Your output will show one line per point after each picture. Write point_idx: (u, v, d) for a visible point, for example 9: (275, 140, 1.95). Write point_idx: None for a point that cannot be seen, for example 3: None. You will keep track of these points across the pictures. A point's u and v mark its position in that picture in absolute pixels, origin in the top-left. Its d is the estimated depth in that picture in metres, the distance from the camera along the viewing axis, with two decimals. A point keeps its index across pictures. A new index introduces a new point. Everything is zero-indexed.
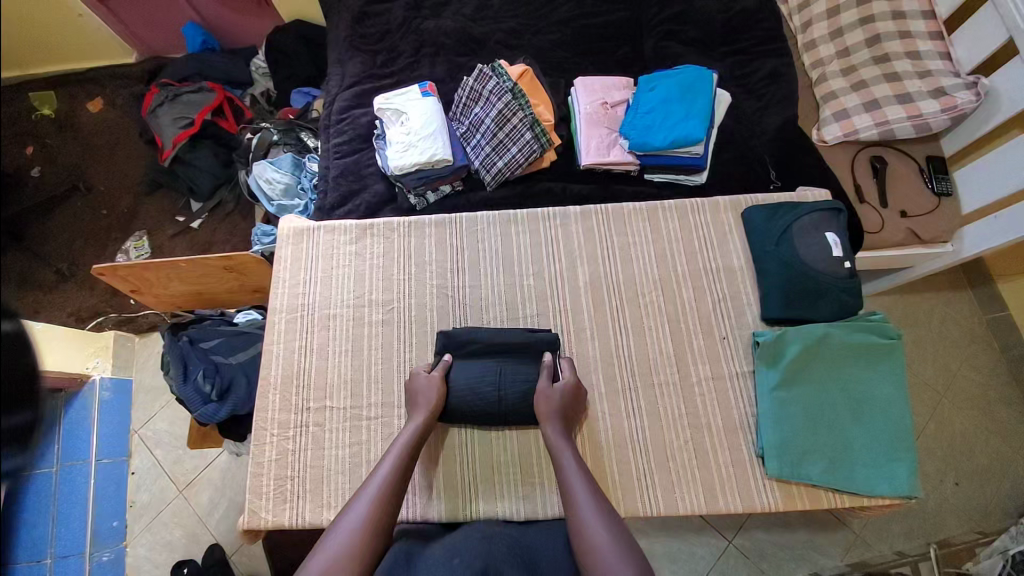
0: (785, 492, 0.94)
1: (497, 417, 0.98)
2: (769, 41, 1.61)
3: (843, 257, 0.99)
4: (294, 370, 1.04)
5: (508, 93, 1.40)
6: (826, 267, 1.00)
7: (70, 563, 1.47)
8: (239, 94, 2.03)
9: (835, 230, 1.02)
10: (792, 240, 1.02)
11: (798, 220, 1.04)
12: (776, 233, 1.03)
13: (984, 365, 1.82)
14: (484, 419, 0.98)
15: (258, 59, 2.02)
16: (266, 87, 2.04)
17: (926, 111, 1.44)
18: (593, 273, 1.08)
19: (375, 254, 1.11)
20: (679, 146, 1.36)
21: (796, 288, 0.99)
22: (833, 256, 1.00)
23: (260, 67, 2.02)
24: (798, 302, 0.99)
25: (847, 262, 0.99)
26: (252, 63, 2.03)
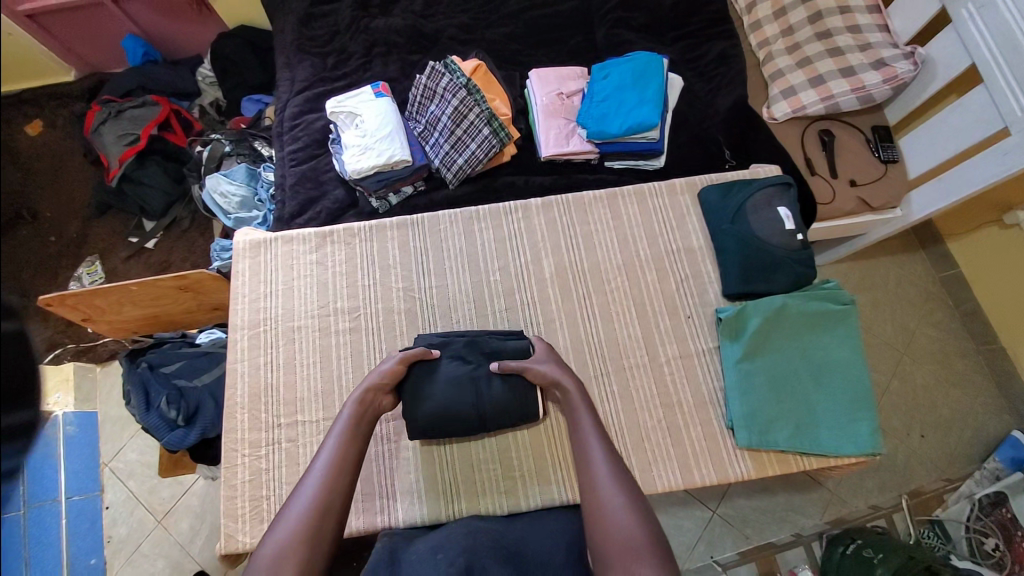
0: (757, 461, 0.97)
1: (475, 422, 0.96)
2: (716, 23, 1.64)
3: (796, 229, 1.03)
4: (261, 387, 1.01)
5: (463, 88, 1.39)
6: (781, 240, 1.03)
7: None
8: (186, 106, 1.96)
9: (787, 204, 1.05)
10: (747, 217, 1.05)
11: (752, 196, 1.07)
12: (732, 211, 1.06)
13: (939, 321, 1.93)
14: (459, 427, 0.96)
15: (204, 68, 1.95)
16: (214, 97, 1.97)
17: (868, 83, 1.49)
18: (559, 263, 1.09)
19: (338, 262, 1.09)
20: (636, 132, 1.37)
21: (754, 263, 1.02)
22: (786, 229, 1.04)
23: (207, 77, 1.94)
24: (757, 276, 1.02)
25: (800, 234, 1.03)
26: (197, 73, 1.96)
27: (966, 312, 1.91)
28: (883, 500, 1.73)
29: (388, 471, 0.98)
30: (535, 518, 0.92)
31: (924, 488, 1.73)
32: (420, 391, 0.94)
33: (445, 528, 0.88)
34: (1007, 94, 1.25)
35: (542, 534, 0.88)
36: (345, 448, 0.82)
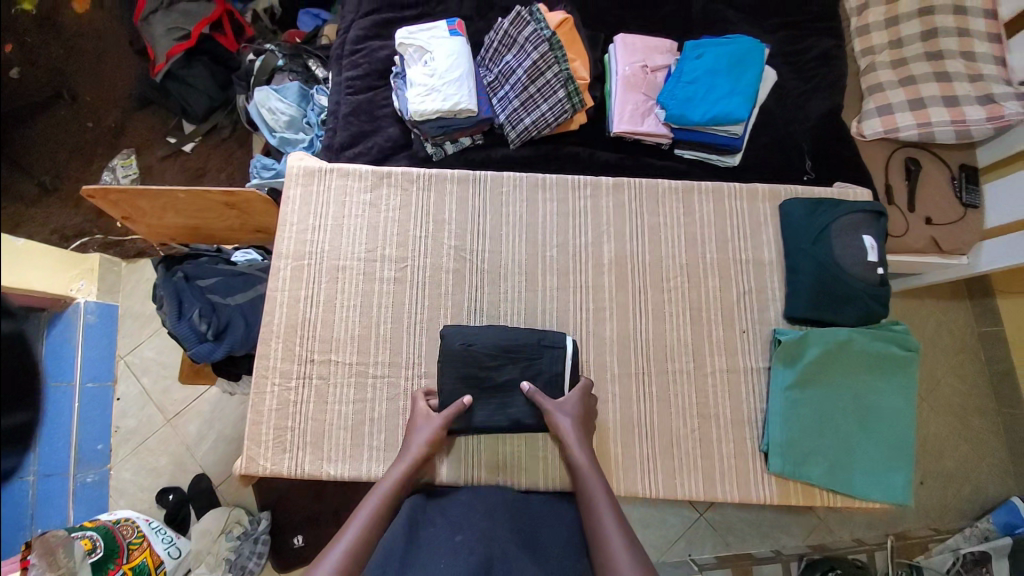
0: (781, 488, 0.95)
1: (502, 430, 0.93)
2: (825, 17, 1.49)
3: (877, 262, 0.96)
4: (298, 321, 0.99)
5: (546, 42, 1.27)
6: (861, 272, 0.96)
7: (52, 484, 1.44)
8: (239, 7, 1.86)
9: (875, 233, 0.98)
10: (830, 240, 0.97)
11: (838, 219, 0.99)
12: (814, 231, 0.99)
13: (967, 374, 1.91)
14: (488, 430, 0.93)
15: None
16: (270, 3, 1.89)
17: (971, 118, 1.38)
18: (618, 251, 1.03)
19: (390, 207, 1.03)
20: (719, 124, 1.29)
21: (825, 289, 0.97)
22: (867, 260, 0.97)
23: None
24: (827, 303, 0.97)
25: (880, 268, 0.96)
26: None
27: (996, 371, 1.89)
28: (868, 535, 1.82)
29: None
30: (554, 501, 0.92)
31: (909, 533, 1.80)
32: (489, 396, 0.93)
33: (461, 508, 0.89)
34: None
35: (559, 520, 0.90)
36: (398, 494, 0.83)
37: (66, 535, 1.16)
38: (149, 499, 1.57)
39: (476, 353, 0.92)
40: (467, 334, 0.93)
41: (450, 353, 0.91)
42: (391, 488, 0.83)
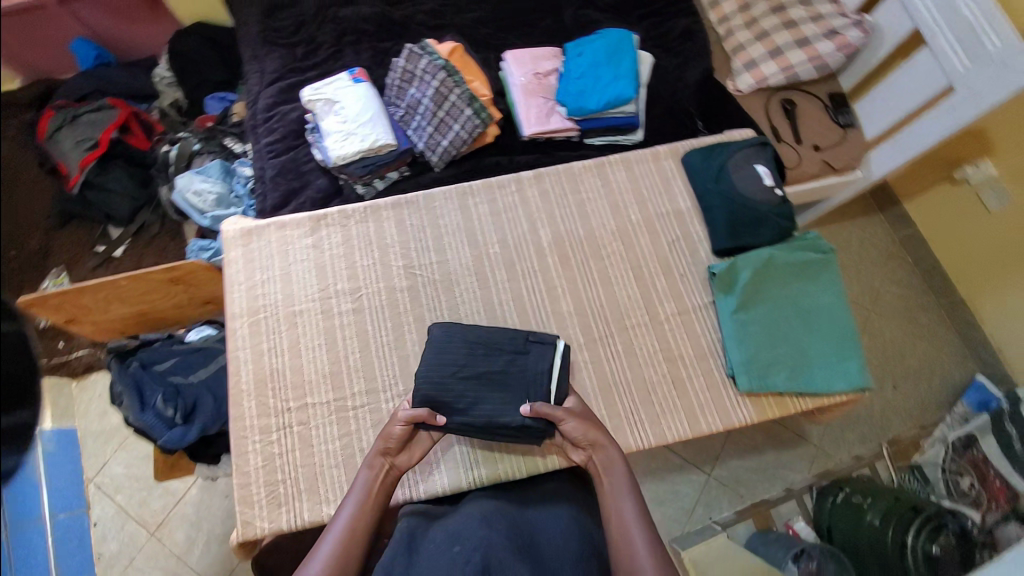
0: (757, 404, 1.02)
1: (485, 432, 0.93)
2: (677, 1, 1.71)
3: (774, 185, 1.09)
4: (266, 374, 1.00)
5: (443, 70, 1.38)
6: (761, 196, 1.09)
7: None
8: (145, 108, 1.89)
9: (764, 162, 1.11)
10: (730, 176, 1.10)
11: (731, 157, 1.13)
12: (714, 172, 1.11)
13: (902, 278, 2.08)
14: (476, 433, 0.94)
15: (162, 68, 1.89)
16: (175, 96, 1.89)
17: (823, 52, 1.59)
18: (554, 232, 1.11)
19: (333, 244, 1.07)
20: (614, 106, 1.42)
21: (739, 218, 1.09)
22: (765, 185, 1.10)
23: (165, 77, 1.88)
24: (743, 231, 1.09)
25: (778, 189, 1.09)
26: (155, 73, 1.88)
27: (925, 268, 2.07)
28: (864, 449, 1.91)
29: None
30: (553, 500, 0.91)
31: (901, 437, 1.91)
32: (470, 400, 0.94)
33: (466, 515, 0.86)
34: (949, 54, 1.37)
35: (558, 514, 0.86)
36: (362, 515, 0.80)
37: None
38: None
39: (455, 356, 0.95)
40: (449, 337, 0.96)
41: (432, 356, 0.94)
42: (358, 504, 0.81)
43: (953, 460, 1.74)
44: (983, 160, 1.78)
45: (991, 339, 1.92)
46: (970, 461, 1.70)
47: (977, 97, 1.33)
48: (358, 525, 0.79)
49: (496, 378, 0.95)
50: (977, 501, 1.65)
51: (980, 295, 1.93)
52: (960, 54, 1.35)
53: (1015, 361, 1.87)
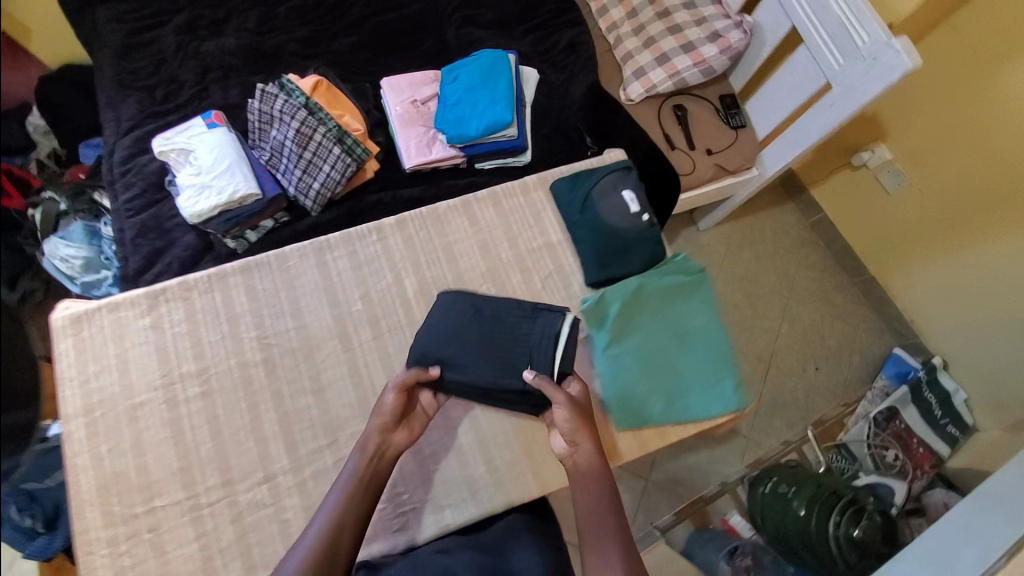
0: (637, 441, 0.99)
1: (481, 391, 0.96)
2: (561, 11, 1.66)
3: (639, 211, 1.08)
4: (110, 476, 0.92)
5: (302, 109, 1.30)
6: (627, 224, 1.08)
7: None
8: (19, 162, 1.75)
9: (630, 187, 1.11)
10: (594, 206, 1.08)
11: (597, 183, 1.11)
12: (579, 202, 1.09)
13: (817, 263, 2.10)
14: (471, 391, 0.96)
15: (35, 118, 1.76)
16: (53, 148, 1.80)
17: (707, 56, 1.56)
18: (420, 280, 1.05)
19: (175, 321, 0.99)
20: (493, 132, 1.37)
21: (607, 249, 1.06)
22: (631, 211, 1.09)
23: (39, 126, 1.76)
24: (611, 261, 1.05)
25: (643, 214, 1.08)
26: (28, 124, 1.76)
27: (836, 251, 2.08)
28: (792, 434, 1.88)
29: (269, 539, 0.89)
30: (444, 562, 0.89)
31: (826, 417, 1.90)
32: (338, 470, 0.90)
33: None
34: (823, 51, 1.33)
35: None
36: (350, 500, 0.78)
37: None
38: None
39: (455, 329, 0.98)
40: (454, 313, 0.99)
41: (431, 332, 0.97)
42: (339, 493, 0.79)
43: (875, 434, 1.77)
44: (877, 144, 1.78)
45: (904, 314, 1.94)
46: (893, 433, 1.78)
47: (852, 94, 1.28)
48: (347, 511, 0.77)
49: None
50: (902, 470, 1.73)
51: (889, 273, 1.94)
52: (833, 51, 1.30)
53: (930, 333, 1.88)
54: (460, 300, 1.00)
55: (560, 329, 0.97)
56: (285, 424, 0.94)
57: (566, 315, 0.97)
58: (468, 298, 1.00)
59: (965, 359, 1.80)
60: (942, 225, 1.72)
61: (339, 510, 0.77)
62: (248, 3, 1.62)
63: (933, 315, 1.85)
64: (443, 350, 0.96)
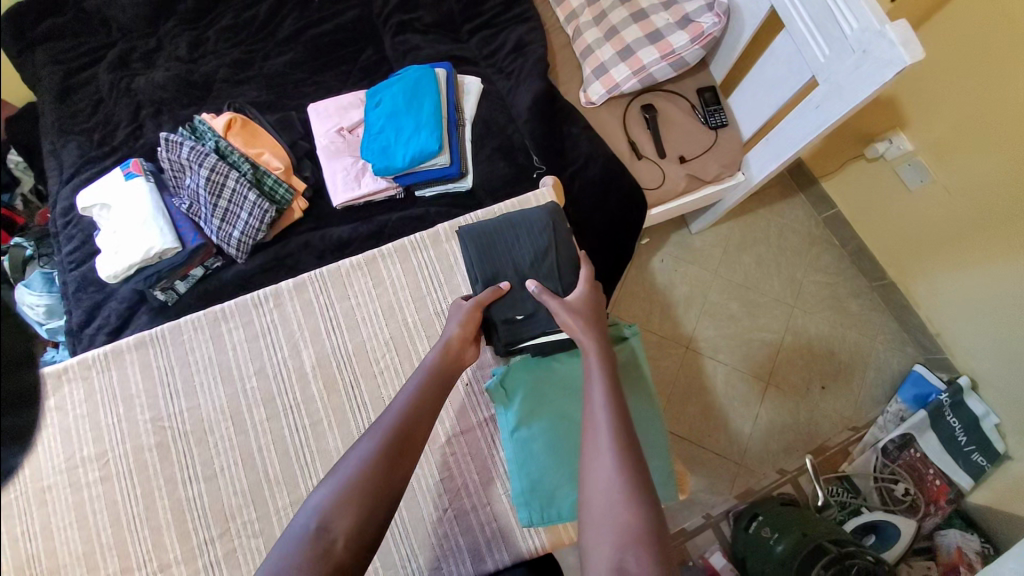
0: (550, 531, 0.92)
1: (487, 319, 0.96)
2: (512, 3, 1.45)
3: (549, 261, 0.98)
4: (23, 560, 0.93)
5: (211, 154, 1.24)
6: (537, 277, 0.98)
7: None
8: (7, 198, 1.74)
9: (540, 236, 1.01)
10: (499, 259, 0.98)
11: (506, 231, 1.01)
12: (480, 254, 0.99)
13: (828, 265, 1.84)
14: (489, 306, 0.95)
15: (14, 154, 1.75)
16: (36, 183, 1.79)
17: (677, 46, 1.33)
18: (318, 351, 0.97)
19: (78, 403, 0.97)
20: (422, 161, 1.24)
21: (511, 303, 0.96)
22: (541, 263, 0.98)
23: (18, 162, 1.73)
24: (516, 328, 0.95)
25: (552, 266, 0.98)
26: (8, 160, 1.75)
27: (854, 250, 1.82)
28: (792, 461, 1.73)
29: None
30: None
31: (830, 444, 1.73)
32: (236, 558, 0.89)
33: None
34: (805, 40, 1.08)
35: None
36: (425, 390, 0.83)
37: None
38: None
39: (534, 242, 1.00)
40: (547, 215, 1.02)
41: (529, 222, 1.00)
42: (422, 383, 0.84)
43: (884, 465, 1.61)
44: (897, 132, 1.51)
45: (929, 324, 1.69)
46: (906, 463, 1.60)
47: (840, 93, 1.05)
48: (419, 412, 0.80)
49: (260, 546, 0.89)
50: (912, 507, 1.56)
51: (910, 278, 1.69)
52: (818, 39, 1.06)
53: (956, 348, 1.64)
54: (481, 226, 1.01)
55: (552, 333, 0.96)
56: (178, 513, 0.92)
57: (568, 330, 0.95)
58: (506, 222, 1.02)
59: (999, 382, 1.54)
60: (980, 224, 1.43)
61: (410, 406, 0.80)
62: (178, 26, 1.51)
63: (961, 326, 1.60)
64: (497, 234, 1.00)
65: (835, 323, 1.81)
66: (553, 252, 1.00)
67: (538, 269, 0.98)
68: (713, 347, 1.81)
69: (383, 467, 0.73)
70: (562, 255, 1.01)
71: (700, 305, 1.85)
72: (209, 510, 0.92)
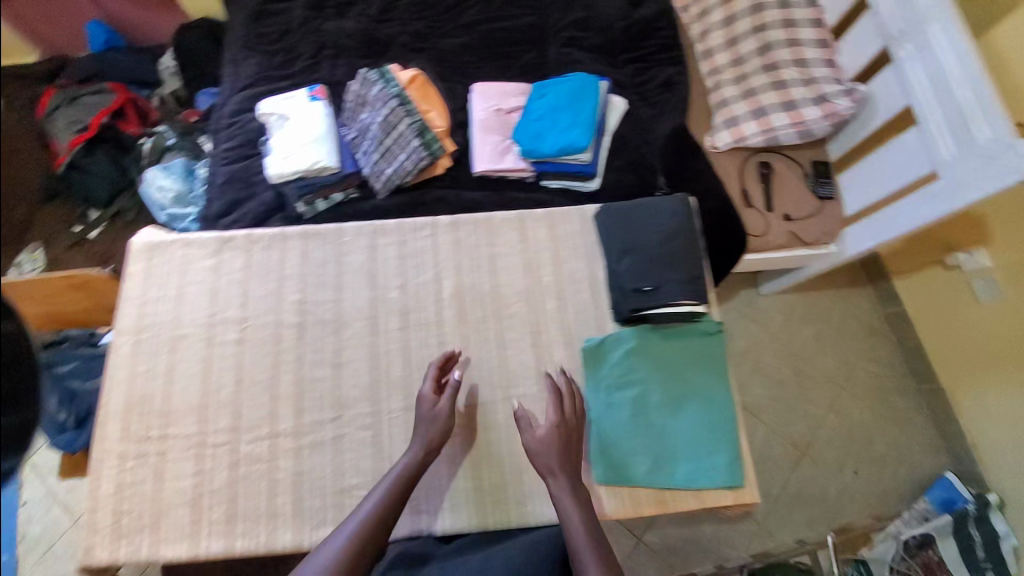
0: (631, 500, 0.93)
1: (615, 287, 1.03)
2: (667, 45, 1.63)
3: (677, 238, 1.01)
4: (136, 397, 0.97)
5: (394, 98, 1.38)
6: (666, 253, 1.00)
7: None
8: (146, 94, 1.94)
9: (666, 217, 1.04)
10: (628, 234, 1.04)
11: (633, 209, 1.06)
12: (609, 230, 1.06)
13: (882, 357, 1.92)
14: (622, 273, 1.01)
15: (167, 59, 1.93)
16: (174, 88, 1.92)
17: (809, 117, 1.48)
18: (457, 283, 1.06)
19: (232, 270, 1.06)
20: (567, 153, 1.37)
21: (638, 268, 1.01)
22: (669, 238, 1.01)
23: (170, 67, 1.92)
24: (640, 299, 0.99)
25: (679, 241, 1.02)
26: (160, 63, 1.94)
27: (908, 350, 1.90)
28: (811, 534, 1.75)
29: (257, 492, 0.92)
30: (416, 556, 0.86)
31: (853, 525, 1.76)
32: (342, 443, 0.95)
33: None
34: (934, 139, 1.22)
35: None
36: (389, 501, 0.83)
37: None
38: None
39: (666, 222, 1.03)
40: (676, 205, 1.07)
41: (661, 204, 1.04)
42: (389, 491, 0.84)
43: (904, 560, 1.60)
44: (978, 247, 1.62)
45: (969, 436, 1.73)
46: (922, 562, 1.57)
47: (956, 189, 1.17)
48: (380, 521, 0.80)
49: (366, 440, 0.95)
50: None
51: (959, 386, 1.75)
52: (947, 140, 1.19)
53: (992, 466, 1.67)
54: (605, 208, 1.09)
55: (679, 305, 0.98)
56: (298, 390, 0.98)
57: (692, 305, 0.97)
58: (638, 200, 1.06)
59: None
60: None
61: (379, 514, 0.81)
62: None
63: (996, 445, 1.65)
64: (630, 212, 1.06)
65: (875, 413, 1.87)
66: (683, 234, 1.03)
67: (670, 250, 1.00)
68: (758, 406, 1.86)
69: None
70: (690, 240, 1.04)
71: (753, 363, 1.92)
72: (325, 396, 0.98)
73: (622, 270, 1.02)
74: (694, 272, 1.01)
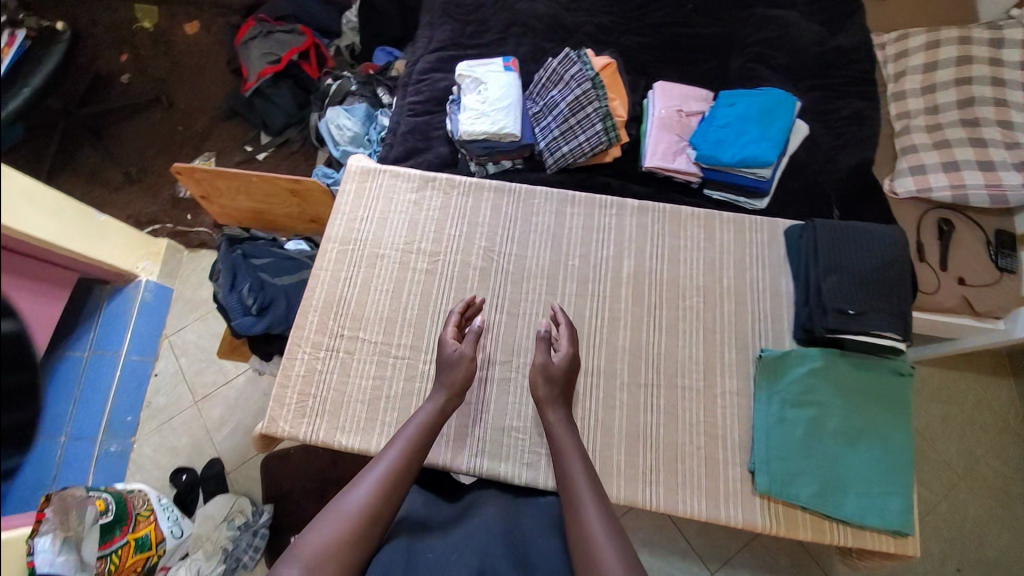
0: (777, 512, 0.99)
1: (813, 304, 1.07)
2: (857, 81, 1.58)
3: (888, 271, 1.04)
4: (335, 298, 1.11)
5: (589, 82, 1.42)
6: (875, 282, 1.04)
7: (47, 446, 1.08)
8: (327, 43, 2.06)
9: (878, 249, 1.07)
10: (838, 256, 1.07)
11: (841, 233, 1.09)
12: (814, 250, 1.10)
13: (1011, 456, 1.75)
14: (829, 290, 1.04)
15: (351, 13, 2.03)
16: (352, 41, 2.03)
17: (1007, 181, 1.38)
18: (637, 265, 1.15)
19: (432, 206, 1.18)
20: (748, 165, 1.35)
21: (843, 290, 1.04)
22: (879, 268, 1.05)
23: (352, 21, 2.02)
24: (842, 322, 1.02)
25: (891, 274, 1.04)
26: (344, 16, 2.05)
27: None
28: None
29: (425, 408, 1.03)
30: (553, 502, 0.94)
31: None
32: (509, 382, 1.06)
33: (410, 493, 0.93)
34: None
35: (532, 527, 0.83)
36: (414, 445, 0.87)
37: (84, 494, 1.13)
38: (162, 476, 1.60)
39: (881, 253, 1.06)
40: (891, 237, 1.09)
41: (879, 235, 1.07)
42: (414, 434, 0.88)
43: None
44: None
45: None
46: None
47: None
48: (408, 459, 0.84)
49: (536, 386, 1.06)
50: None
51: None
52: None
53: None
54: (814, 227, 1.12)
55: (880, 335, 1.02)
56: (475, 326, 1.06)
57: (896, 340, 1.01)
58: (851, 226, 1.09)
59: None
60: None
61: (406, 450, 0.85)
62: None
63: None
64: (843, 236, 1.09)
65: (993, 514, 1.69)
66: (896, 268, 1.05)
67: (880, 280, 1.03)
68: None
69: (368, 512, 0.75)
70: (899, 275, 1.06)
71: None
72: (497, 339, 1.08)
73: (827, 287, 1.05)
74: (901, 306, 1.04)
